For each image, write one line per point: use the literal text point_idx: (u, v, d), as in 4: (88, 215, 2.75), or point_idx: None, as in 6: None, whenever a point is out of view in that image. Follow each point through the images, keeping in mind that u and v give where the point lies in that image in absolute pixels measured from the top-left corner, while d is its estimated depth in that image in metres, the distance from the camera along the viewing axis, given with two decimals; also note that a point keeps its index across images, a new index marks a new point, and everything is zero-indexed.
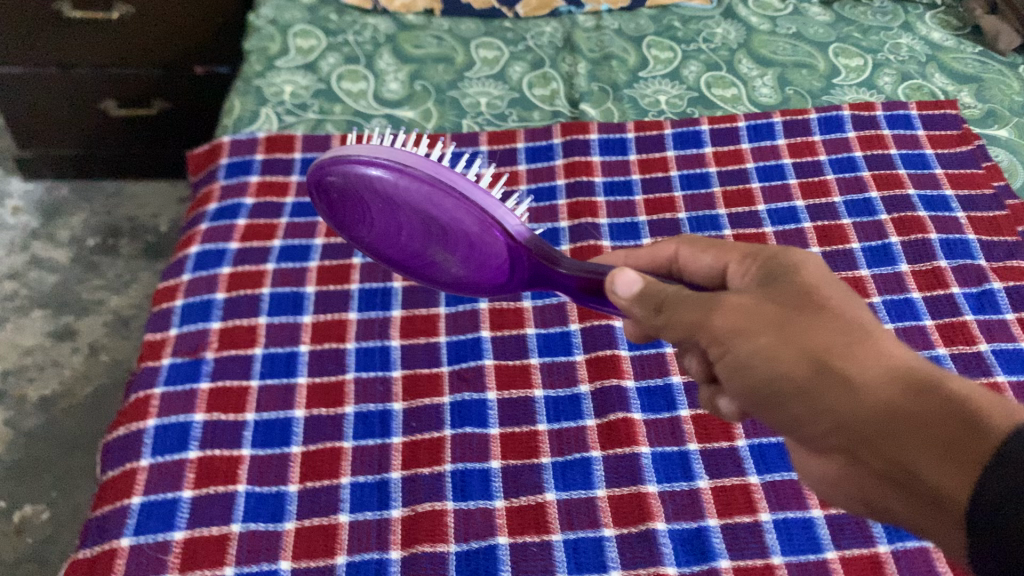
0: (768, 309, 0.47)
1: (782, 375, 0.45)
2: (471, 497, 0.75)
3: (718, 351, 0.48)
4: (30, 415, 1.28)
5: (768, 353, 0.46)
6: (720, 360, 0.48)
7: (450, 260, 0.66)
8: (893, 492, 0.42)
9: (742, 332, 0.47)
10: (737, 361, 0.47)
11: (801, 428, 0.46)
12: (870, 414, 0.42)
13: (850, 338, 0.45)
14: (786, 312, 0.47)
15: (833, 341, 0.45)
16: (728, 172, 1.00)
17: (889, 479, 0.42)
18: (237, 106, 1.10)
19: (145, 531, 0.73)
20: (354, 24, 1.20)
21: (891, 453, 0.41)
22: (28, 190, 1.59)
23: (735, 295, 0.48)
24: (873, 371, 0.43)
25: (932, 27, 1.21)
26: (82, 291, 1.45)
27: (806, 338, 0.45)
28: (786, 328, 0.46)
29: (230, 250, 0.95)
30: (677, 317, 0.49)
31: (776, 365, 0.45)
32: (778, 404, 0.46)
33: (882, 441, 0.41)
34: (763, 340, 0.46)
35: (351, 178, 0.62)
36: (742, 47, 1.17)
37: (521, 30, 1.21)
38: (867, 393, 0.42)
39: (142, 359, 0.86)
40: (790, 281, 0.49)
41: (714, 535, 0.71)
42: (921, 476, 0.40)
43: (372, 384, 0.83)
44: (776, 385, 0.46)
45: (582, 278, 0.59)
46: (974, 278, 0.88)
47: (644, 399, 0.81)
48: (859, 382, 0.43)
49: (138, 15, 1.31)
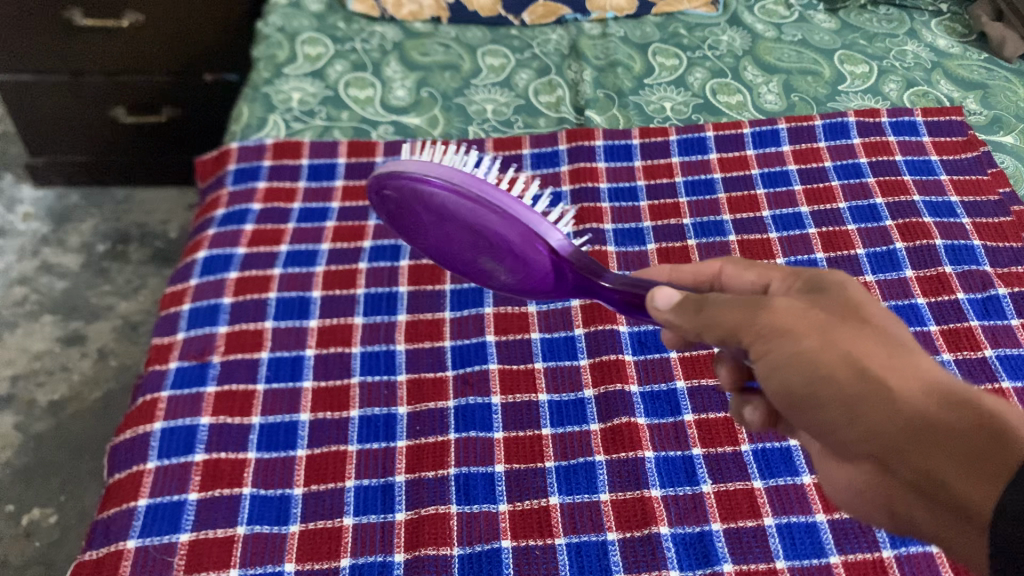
0: (815, 313, 0.46)
1: (824, 378, 0.44)
2: (475, 500, 0.75)
3: (760, 351, 0.46)
4: (40, 419, 1.29)
5: (811, 356, 0.44)
6: (759, 361, 0.46)
7: (498, 270, 0.67)
8: (920, 502, 0.43)
9: (788, 334, 0.45)
10: (777, 361, 0.45)
11: (832, 433, 0.45)
12: (908, 427, 0.42)
13: (890, 349, 0.44)
14: (833, 320, 0.46)
15: (878, 350, 0.44)
16: (733, 178, 1.01)
17: (919, 488, 0.42)
18: (245, 113, 1.11)
19: (150, 533, 0.73)
20: (362, 32, 1.21)
21: (922, 464, 0.41)
22: (39, 197, 1.60)
23: (782, 299, 0.47)
24: (915, 385, 0.43)
25: (938, 34, 1.21)
26: (92, 297, 1.46)
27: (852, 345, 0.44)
28: (831, 334, 0.45)
29: (237, 255, 0.95)
30: (718, 317, 0.47)
31: (819, 369, 0.44)
32: (813, 409, 0.45)
33: (914, 452, 0.42)
34: (807, 344, 0.45)
35: (406, 193, 0.65)
36: (748, 54, 1.17)
37: (527, 38, 1.22)
38: (905, 404, 0.42)
39: (150, 363, 0.87)
40: (836, 292, 0.48)
41: (717, 539, 0.71)
42: (949, 489, 0.40)
43: (377, 389, 0.83)
44: (817, 390, 0.44)
45: (625, 293, 0.58)
46: (979, 284, 0.88)
47: (648, 404, 0.81)
48: (901, 395, 0.42)
49: (148, 23, 1.33)
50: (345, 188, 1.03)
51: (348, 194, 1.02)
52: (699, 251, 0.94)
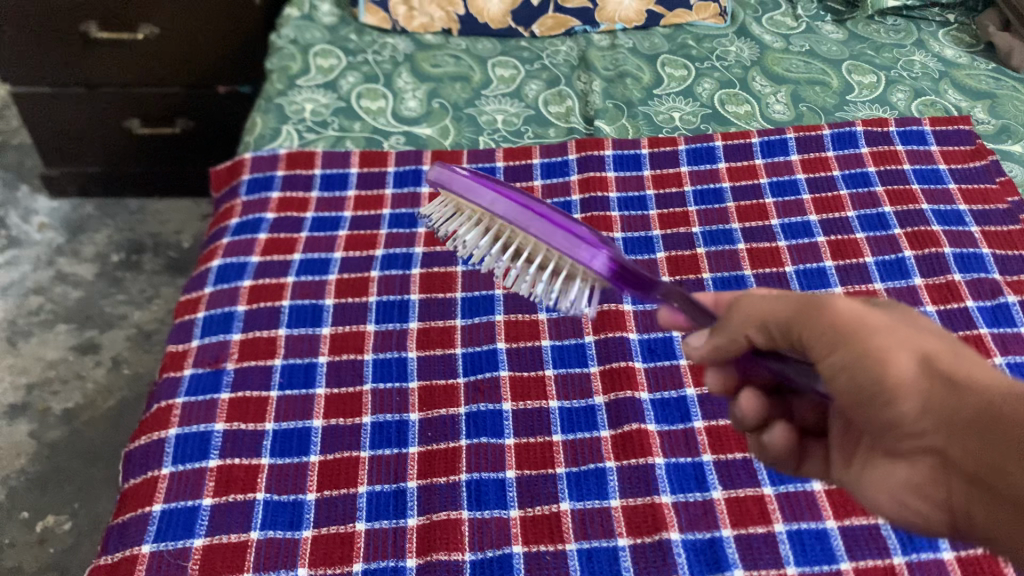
0: (881, 314, 0.46)
1: (886, 374, 0.44)
2: (486, 506, 0.76)
3: (826, 349, 0.46)
4: (54, 427, 1.30)
5: (879, 352, 0.44)
6: (825, 360, 0.46)
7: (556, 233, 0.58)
8: (983, 499, 0.41)
9: (851, 332, 0.45)
10: (846, 360, 0.45)
11: (899, 428, 0.44)
12: (975, 416, 0.41)
13: (958, 350, 0.44)
14: (900, 322, 0.46)
15: (946, 348, 0.44)
16: (742, 187, 1.01)
17: (982, 483, 0.40)
18: (259, 124, 1.12)
19: (165, 537, 0.74)
20: (373, 44, 1.23)
21: (983, 458, 0.40)
22: (54, 208, 1.62)
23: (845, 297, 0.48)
24: (982, 378, 0.42)
25: (946, 44, 1.22)
26: (106, 306, 1.47)
27: (917, 344, 0.45)
28: (898, 331, 0.45)
29: (251, 263, 0.97)
30: (771, 309, 0.49)
31: (884, 362, 0.44)
32: (879, 405, 0.45)
33: (977, 443, 0.40)
34: (874, 340, 0.45)
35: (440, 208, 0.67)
36: (756, 65, 1.18)
37: (538, 49, 1.23)
38: (970, 398, 0.41)
39: (165, 370, 0.88)
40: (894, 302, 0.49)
41: (727, 545, 0.72)
42: (1008, 482, 0.38)
43: (389, 395, 0.84)
44: (880, 384, 0.44)
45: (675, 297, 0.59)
46: (989, 292, 0.88)
47: (658, 411, 0.82)
48: (968, 386, 0.42)
49: (162, 36, 1.34)
50: (358, 198, 1.04)
51: (360, 204, 1.03)
52: (708, 259, 0.94)
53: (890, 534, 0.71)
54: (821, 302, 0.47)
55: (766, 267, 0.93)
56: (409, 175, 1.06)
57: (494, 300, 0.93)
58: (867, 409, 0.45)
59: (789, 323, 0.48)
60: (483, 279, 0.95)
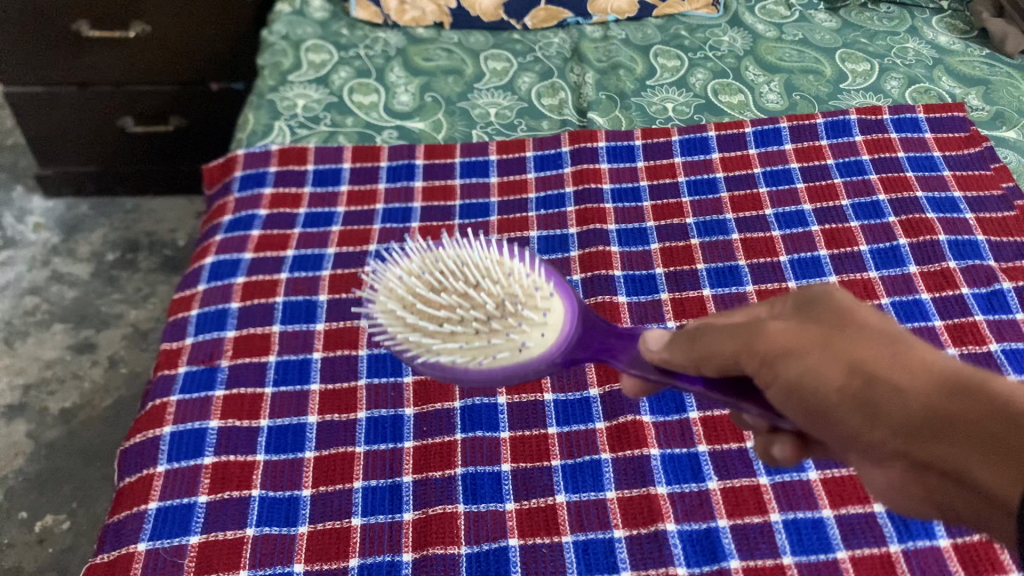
0: (810, 331, 0.49)
1: (826, 391, 0.47)
2: (482, 499, 0.76)
3: (768, 374, 0.49)
4: (51, 427, 1.30)
5: (818, 372, 0.48)
6: (771, 386, 0.49)
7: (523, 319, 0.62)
8: (955, 489, 0.44)
9: (787, 353, 0.48)
10: (790, 382, 0.48)
11: (860, 441, 0.48)
12: (925, 420, 0.44)
13: (892, 347, 0.47)
14: (829, 333, 0.49)
15: (879, 351, 0.47)
16: (736, 177, 1.01)
17: (953, 478, 0.44)
18: (251, 120, 1.12)
19: (161, 535, 0.74)
20: (365, 39, 1.22)
21: (953, 458, 0.43)
22: (49, 207, 1.62)
23: (776, 321, 0.50)
24: (921, 378, 0.45)
25: (939, 31, 1.22)
26: (102, 305, 1.47)
27: (852, 357, 0.47)
28: (830, 344, 0.48)
29: (244, 260, 0.97)
30: (710, 347, 0.51)
31: (826, 381, 0.47)
32: (834, 421, 0.48)
33: (940, 446, 0.44)
34: (810, 360, 0.48)
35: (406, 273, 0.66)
36: (749, 54, 1.17)
37: (530, 42, 1.23)
38: (917, 401, 0.45)
39: (159, 368, 0.88)
40: (824, 305, 0.51)
41: (723, 535, 0.72)
42: (973, 475, 0.42)
43: (383, 391, 0.84)
44: (827, 401, 0.47)
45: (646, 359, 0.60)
46: (983, 278, 0.88)
47: (654, 402, 0.82)
48: (911, 391, 0.45)
49: (155, 34, 1.34)
50: (351, 193, 1.04)
51: (353, 199, 1.03)
52: (702, 250, 0.94)
53: (886, 522, 0.71)
54: (753, 331, 0.50)
55: (760, 257, 0.93)
56: (402, 170, 1.06)
57: None
58: (824, 426, 0.49)
59: (732, 359, 0.50)
60: None
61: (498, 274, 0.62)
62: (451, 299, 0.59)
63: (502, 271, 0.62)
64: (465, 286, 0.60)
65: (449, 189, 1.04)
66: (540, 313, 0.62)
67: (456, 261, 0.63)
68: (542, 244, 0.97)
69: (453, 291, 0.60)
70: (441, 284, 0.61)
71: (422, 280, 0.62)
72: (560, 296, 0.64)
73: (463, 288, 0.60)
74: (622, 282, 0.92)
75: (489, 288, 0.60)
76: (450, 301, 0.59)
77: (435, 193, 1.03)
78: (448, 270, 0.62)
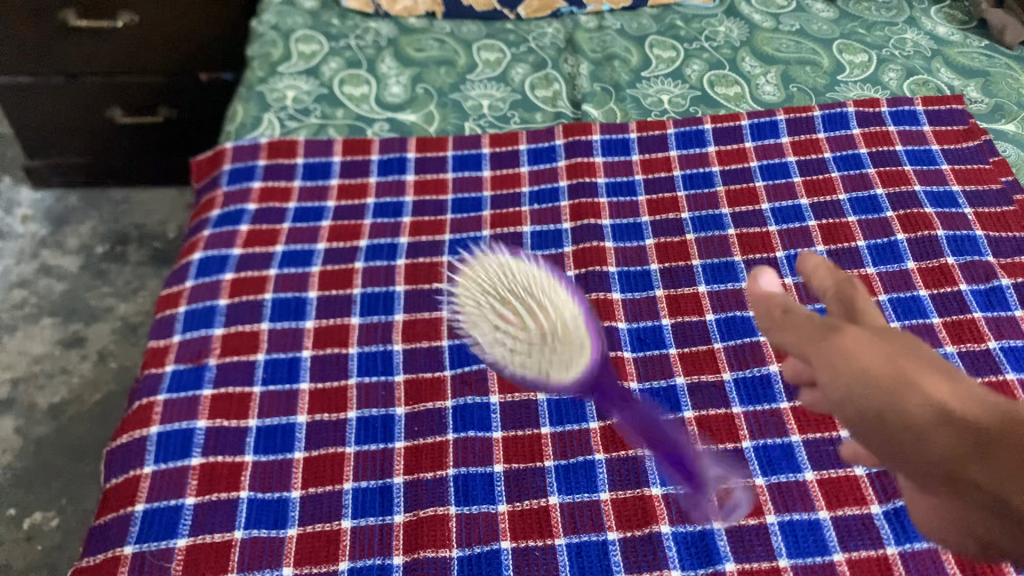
0: (879, 332, 0.38)
1: (891, 389, 0.35)
2: (474, 501, 0.75)
3: (826, 365, 0.37)
4: (40, 423, 1.28)
5: (880, 370, 0.36)
6: (828, 376, 0.36)
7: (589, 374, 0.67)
8: (1005, 524, 0.31)
9: (846, 342, 0.37)
10: (848, 375, 0.36)
11: (909, 448, 0.34)
12: (987, 426, 0.33)
13: (963, 371, 0.36)
14: (890, 333, 0.38)
15: (944, 365, 0.36)
16: (732, 171, 1.00)
17: (1003, 500, 0.31)
18: (240, 112, 1.10)
19: (147, 538, 0.73)
20: (356, 28, 1.20)
21: (1012, 480, 0.31)
22: (37, 199, 1.60)
23: (846, 316, 0.38)
24: (995, 403, 0.34)
25: (938, 22, 1.20)
26: (91, 299, 1.45)
27: (910, 367, 0.35)
28: (899, 343, 0.37)
29: (233, 255, 0.95)
30: (783, 325, 0.40)
31: (887, 383, 0.35)
32: (883, 429, 0.35)
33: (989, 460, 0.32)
34: (871, 355, 0.36)
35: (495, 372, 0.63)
36: (745, 45, 1.16)
37: (523, 32, 1.21)
38: (978, 407, 0.34)
39: (147, 366, 0.86)
40: (891, 318, 0.40)
41: (718, 538, 0.70)
42: (1019, 485, 0.31)
43: (374, 389, 0.83)
44: (884, 401, 0.35)
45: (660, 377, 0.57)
46: (982, 274, 0.87)
47: (648, 400, 0.80)
48: (964, 416, 0.33)
49: (143, 23, 1.32)
50: (341, 187, 1.02)
51: (344, 193, 1.02)
52: (698, 246, 0.93)
53: (883, 524, 0.70)
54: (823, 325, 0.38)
55: (756, 253, 0.91)
56: (393, 163, 1.04)
57: None
58: (868, 441, 0.36)
59: (794, 342, 0.39)
60: None
61: (569, 321, 0.63)
62: (524, 341, 0.62)
63: (561, 308, 0.63)
64: (538, 341, 0.61)
65: (441, 183, 1.02)
66: (570, 355, 0.61)
67: (539, 292, 0.64)
68: (536, 239, 0.96)
69: (523, 340, 0.62)
70: (516, 319, 0.63)
71: (501, 305, 0.64)
72: (584, 352, 0.61)
73: (541, 337, 0.61)
74: (616, 278, 0.91)
75: (550, 349, 0.61)
76: (523, 340, 0.62)
77: (427, 186, 1.02)
78: (530, 300, 0.63)
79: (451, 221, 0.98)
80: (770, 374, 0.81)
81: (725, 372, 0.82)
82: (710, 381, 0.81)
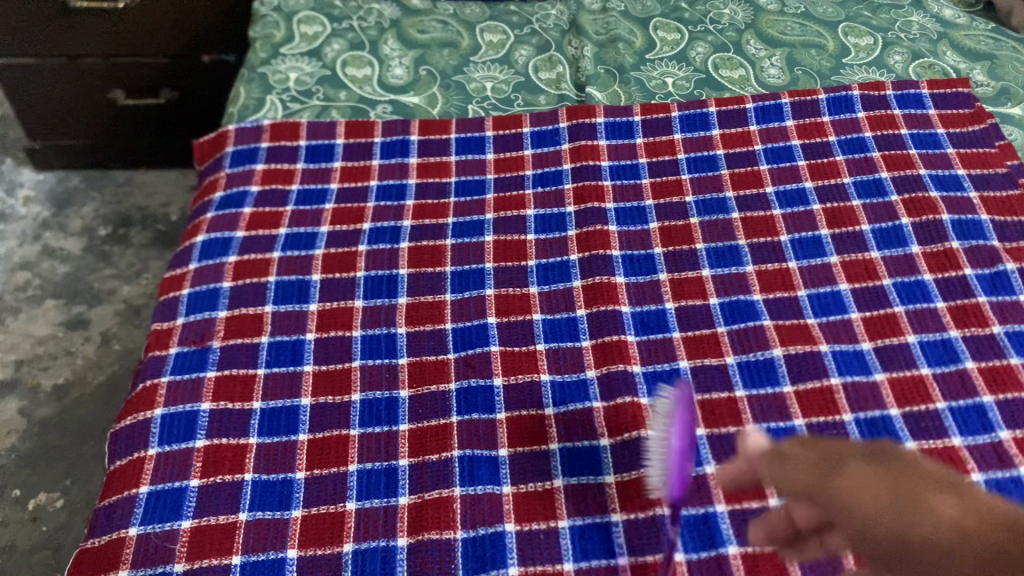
0: (871, 470, 0.56)
1: (915, 525, 0.52)
2: (478, 482, 0.75)
3: (845, 505, 0.55)
4: (44, 404, 1.29)
5: (871, 492, 0.55)
6: (852, 524, 0.55)
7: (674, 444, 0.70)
8: None
9: (838, 468, 0.57)
10: (863, 514, 0.54)
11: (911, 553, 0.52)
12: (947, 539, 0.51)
13: (935, 487, 0.55)
14: (877, 467, 0.56)
15: (935, 487, 0.54)
16: (736, 154, 0.99)
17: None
18: (243, 94, 1.10)
19: (153, 519, 0.73)
20: (359, 10, 1.19)
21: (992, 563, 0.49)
22: (40, 181, 1.59)
23: (856, 471, 0.56)
24: (955, 529, 0.51)
25: (945, 4, 1.19)
26: (94, 281, 1.45)
27: (929, 495, 0.54)
28: (901, 487, 0.54)
29: (236, 238, 0.95)
30: (793, 479, 0.58)
31: (878, 506, 0.54)
32: (903, 557, 0.53)
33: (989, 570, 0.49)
34: (871, 486, 0.55)
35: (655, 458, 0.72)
36: (750, 27, 1.15)
37: (527, 14, 1.20)
38: (927, 526, 0.52)
39: (150, 349, 0.87)
40: (892, 458, 0.57)
41: (721, 520, 0.71)
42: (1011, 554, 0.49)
43: (378, 372, 0.83)
44: (901, 536, 0.53)
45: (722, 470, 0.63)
46: (987, 259, 0.86)
47: (651, 384, 0.81)
48: (964, 527, 0.51)
49: (144, 4, 1.31)
50: (344, 169, 1.02)
51: (347, 175, 1.01)
52: (702, 230, 0.93)
53: None
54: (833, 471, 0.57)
55: (761, 237, 0.91)
56: (396, 146, 1.04)
57: (484, 275, 0.91)
58: (896, 565, 0.53)
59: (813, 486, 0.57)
60: (472, 251, 0.93)
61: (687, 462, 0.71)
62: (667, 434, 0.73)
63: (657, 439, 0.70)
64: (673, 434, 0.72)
65: (444, 166, 1.02)
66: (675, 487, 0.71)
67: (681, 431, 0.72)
68: (539, 223, 0.96)
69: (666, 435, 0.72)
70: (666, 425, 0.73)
71: (660, 429, 0.74)
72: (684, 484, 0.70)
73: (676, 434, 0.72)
74: (620, 262, 0.91)
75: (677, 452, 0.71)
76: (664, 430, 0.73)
77: (430, 169, 1.02)
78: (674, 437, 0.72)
79: (454, 204, 0.98)
80: (774, 358, 0.81)
81: (728, 356, 0.82)
82: (714, 364, 0.81)
